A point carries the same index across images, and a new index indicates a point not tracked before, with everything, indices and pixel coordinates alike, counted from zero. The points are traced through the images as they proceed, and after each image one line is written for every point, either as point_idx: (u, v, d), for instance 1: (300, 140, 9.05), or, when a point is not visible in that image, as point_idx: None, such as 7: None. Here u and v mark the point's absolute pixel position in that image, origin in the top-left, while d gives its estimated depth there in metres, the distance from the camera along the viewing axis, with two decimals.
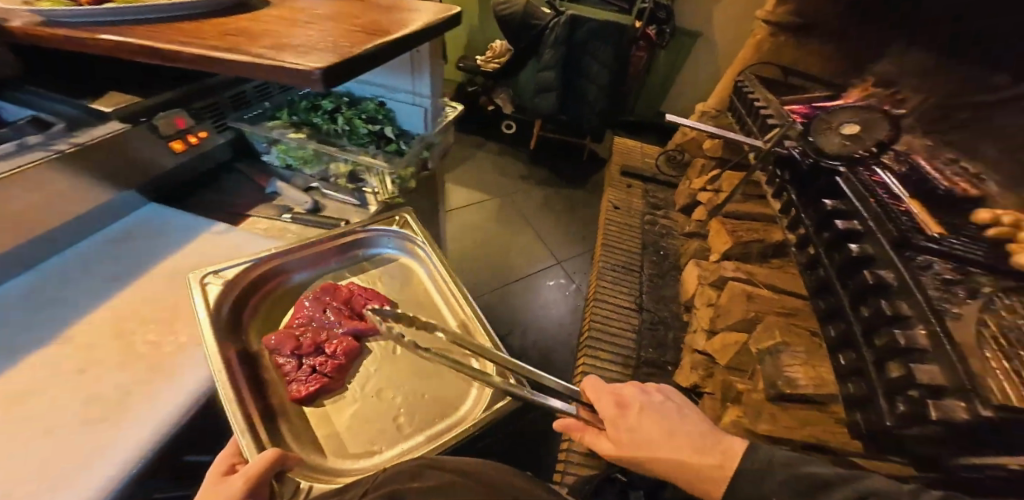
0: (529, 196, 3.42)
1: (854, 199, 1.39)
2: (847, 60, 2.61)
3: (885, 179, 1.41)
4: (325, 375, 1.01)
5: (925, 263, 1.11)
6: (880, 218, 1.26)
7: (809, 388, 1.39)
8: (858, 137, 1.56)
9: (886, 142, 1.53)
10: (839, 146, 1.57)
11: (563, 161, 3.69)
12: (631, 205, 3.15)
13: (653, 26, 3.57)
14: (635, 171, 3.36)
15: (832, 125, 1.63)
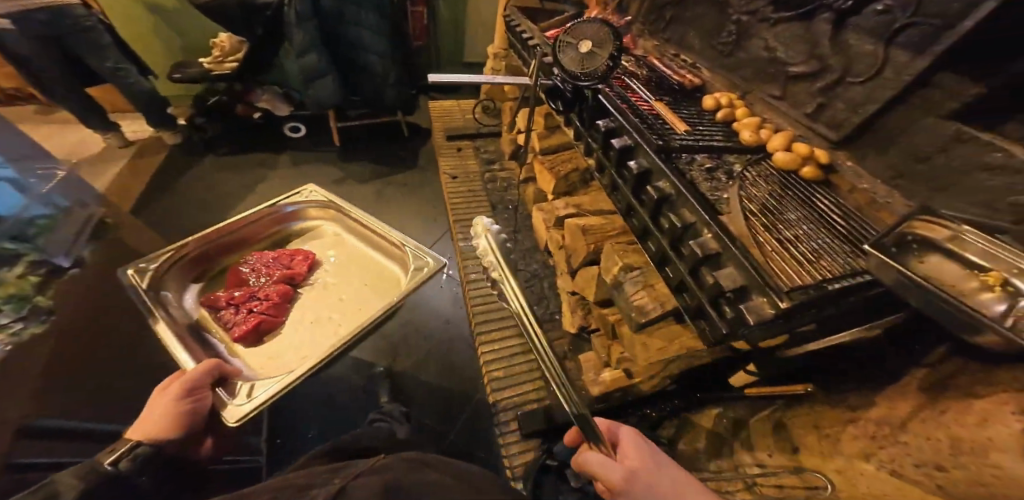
0: (355, 194, 2.85)
1: (624, 116, 1.57)
2: None
3: (632, 85, 1.77)
4: (271, 311, 1.40)
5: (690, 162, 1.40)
6: (648, 127, 1.50)
7: (655, 307, 1.55)
8: (592, 53, 1.50)
9: (616, 46, 1.47)
10: (580, 64, 1.52)
11: (379, 144, 3.22)
12: (468, 169, 2.98)
13: None
14: (460, 131, 3.13)
15: (573, 39, 1.54)
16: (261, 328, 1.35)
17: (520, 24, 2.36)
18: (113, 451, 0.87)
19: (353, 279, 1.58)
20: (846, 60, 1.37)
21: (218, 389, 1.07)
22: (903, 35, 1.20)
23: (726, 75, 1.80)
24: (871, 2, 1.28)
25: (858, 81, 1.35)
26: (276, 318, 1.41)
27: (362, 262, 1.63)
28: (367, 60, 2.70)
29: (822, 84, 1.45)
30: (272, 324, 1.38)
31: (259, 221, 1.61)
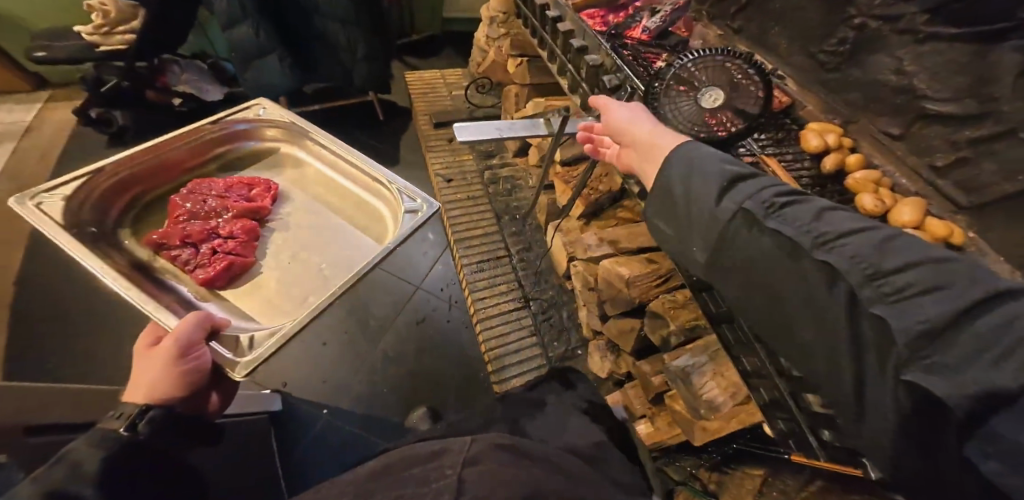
0: None
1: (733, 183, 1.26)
2: None
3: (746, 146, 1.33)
4: (242, 251, 1.28)
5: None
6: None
7: (726, 399, 1.35)
8: (716, 109, 1.17)
9: (749, 107, 1.18)
10: (695, 122, 1.18)
11: (348, 130, 2.57)
12: (465, 169, 2.54)
13: None
14: (450, 117, 2.58)
15: (681, 87, 1.22)
16: (233, 267, 1.24)
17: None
18: (121, 414, 0.79)
19: (335, 207, 1.43)
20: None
21: (208, 342, 1.01)
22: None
23: (823, 95, 1.38)
24: None
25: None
26: (249, 258, 1.29)
27: (336, 192, 1.45)
28: (328, 31, 1.99)
29: (973, 134, 1.03)
30: (245, 264, 1.27)
31: (202, 139, 1.41)
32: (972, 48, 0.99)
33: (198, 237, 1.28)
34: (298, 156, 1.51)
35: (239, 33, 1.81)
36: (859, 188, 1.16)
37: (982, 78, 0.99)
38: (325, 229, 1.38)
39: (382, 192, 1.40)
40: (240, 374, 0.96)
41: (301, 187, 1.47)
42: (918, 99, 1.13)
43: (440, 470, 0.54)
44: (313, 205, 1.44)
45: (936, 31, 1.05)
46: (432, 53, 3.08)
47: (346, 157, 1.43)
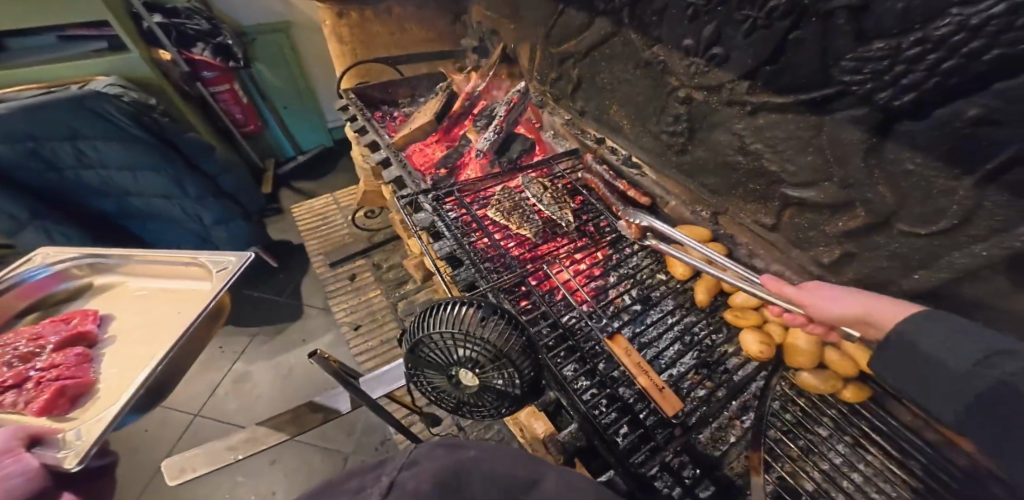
0: (199, 387, 1.88)
1: (594, 382, 1.04)
2: (447, 25, 2.11)
3: (625, 297, 1.20)
4: (75, 372, 0.82)
5: (720, 452, 0.98)
6: (623, 409, 0.99)
7: None
8: (562, 302, 1.18)
9: (597, 284, 1.22)
10: (564, 327, 1.12)
11: (239, 290, 2.25)
12: (368, 298, 2.08)
13: (205, 47, 2.09)
14: (344, 248, 2.28)
15: (528, 301, 1.16)
16: (69, 395, 0.79)
17: (369, 137, 1.68)
18: None
19: (136, 300, 0.99)
20: (896, 195, 0.72)
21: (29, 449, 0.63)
22: (1013, 171, 0.57)
23: (692, 190, 1.20)
24: (926, 108, 0.62)
25: (913, 231, 0.73)
26: (89, 379, 0.83)
27: (141, 293, 1.01)
28: (151, 206, 1.81)
29: (842, 225, 0.85)
30: (86, 383, 0.82)
31: None
32: (808, 120, 0.80)
33: (19, 377, 0.82)
34: (105, 285, 1.03)
35: (30, 238, 1.58)
36: (741, 322, 1.06)
37: (831, 158, 0.79)
38: (142, 316, 0.95)
39: (168, 259, 1.01)
40: (78, 460, 0.65)
41: (111, 300, 1.00)
42: (774, 184, 0.94)
43: (380, 475, 0.44)
44: (138, 308, 0.97)
45: (763, 102, 0.87)
46: (325, 173, 2.85)
47: (143, 262, 1.02)
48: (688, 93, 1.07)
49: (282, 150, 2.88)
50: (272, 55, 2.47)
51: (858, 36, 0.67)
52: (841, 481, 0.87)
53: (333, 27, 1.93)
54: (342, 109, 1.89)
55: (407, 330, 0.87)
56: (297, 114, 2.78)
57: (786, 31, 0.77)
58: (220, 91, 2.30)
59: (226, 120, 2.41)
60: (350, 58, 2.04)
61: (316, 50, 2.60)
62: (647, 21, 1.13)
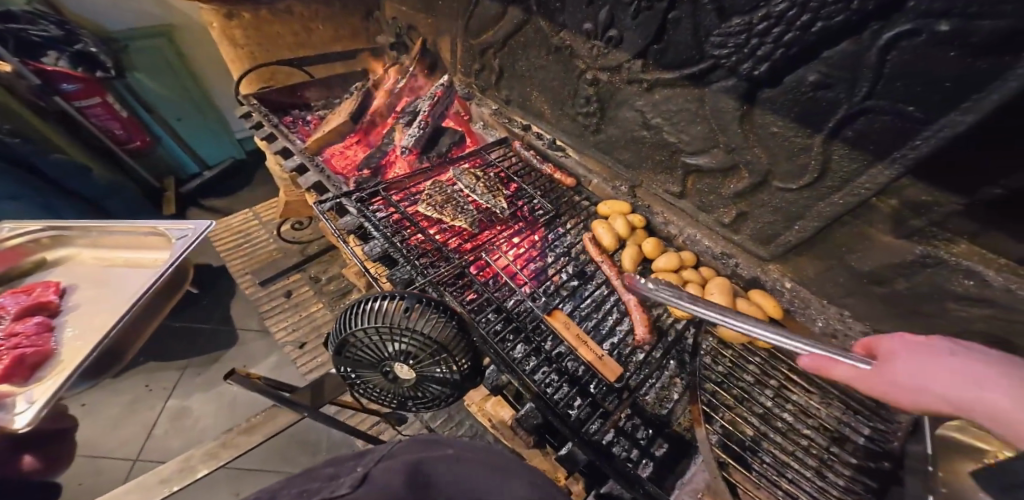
0: (124, 434, 1.70)
1: (541, 360, 1.07)
2: (359, 21, 2.04)
3: (562, 275, 1.25)
4: (34, 341, 0.85)
5: (667, 410, 1.06)
6: (572, 381, 1.05)
7: None
8: (502, 286, 1.20)
9: (535, 265, 1.26)
10: (509, 310, 1.14)
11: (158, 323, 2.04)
12: (312, 312, 1.99)
13: (60, 56, 1.84)
14: (278, 263, 2.15)
15: (471, 291, 1.17)
16: (27, 363, 0.81)
17: (279, 145, 1.59)
18: None
19: (99, 271, 1.03)
20: (769, 156, 0.81)
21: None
22: (850, 127, 0.66)
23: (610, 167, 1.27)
24: (779, 76, 0.71)
25: (787, 188, 0.83)
26: (49, 347, 0.87)
27: (102, 265, 1.04)
28: None
29: (733, 187, 0.93)
30: (44, 352, 0.85)
31: None
32: (693, 93, 0.88)
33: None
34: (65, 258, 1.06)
35: None
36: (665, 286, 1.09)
37: (715, 126, 0.87)
38: (105, 286, 0.99)
39: (127, 231, 1.04)
40: (27, 423, 0.74)
41: (73, 271, 1.03)
42: (675, 154, 1.01)
43: (356, 466, 0.48)
44: (100, 278, 1.02)
45: (656, 78, 0.93)
46: (238, 188, 2.67)
47: (104, 234, 1.05)
48: (593, 75, 1.12)
49: (183, 167, 2.62)
50: (154, 62, 2.24)
51: (720, 13, 0.74)
52: (774, 421, 0.99)
53: (222, 29, 1.77)
54: (244, 117, 1.74)
55: (333, 332, 0.85)
56: (193, 125, 2.56)
57: (665, 12, 0.84)
58: (89, 105, 2.03)
59: (104, 137, 2.14)
60: (248, 61, 1.90)
61: (208, 55, 2.40)
62: (551, 7, 1.16)
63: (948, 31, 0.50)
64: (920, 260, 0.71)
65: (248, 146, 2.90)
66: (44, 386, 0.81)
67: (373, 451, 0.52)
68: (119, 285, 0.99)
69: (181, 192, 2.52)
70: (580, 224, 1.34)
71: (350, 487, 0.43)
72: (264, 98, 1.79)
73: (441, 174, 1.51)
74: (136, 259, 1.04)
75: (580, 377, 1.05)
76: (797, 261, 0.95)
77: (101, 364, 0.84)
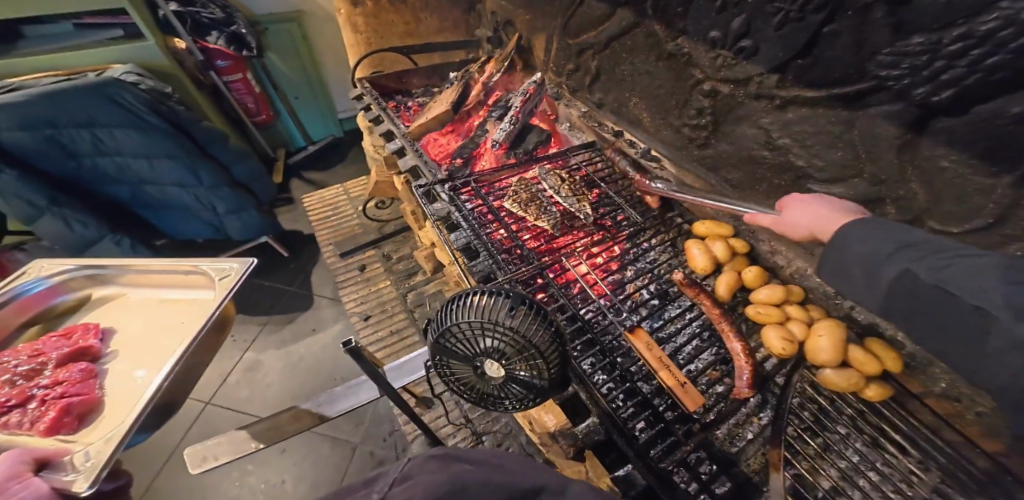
0: (210, 376, 1.89)
1: (614, 376, 1.05)
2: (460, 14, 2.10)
3: (644, 292, 1.21)
4: (82, 387, 0.90)
5: (738, 449, 0.96)
6: (642, 403, 1.01)
7: None
8: (581, 293, 1.19)
9: (618, 278, 1.23)
10: (587, 320, 1.14)
11: (247, 279, 2.25)
12: (380, 288, 2.09)
13: (220, 34, 2.06)
14: (355, 239, 2.29)
15: (548, 295, 1.16)
16: (76, 412, 0.87)
17: (384, 127, 1.67)
18: None
19: (138, 313, 1.08)
20: (929, 192, 0.72)
21: (41, 474, 0.71)
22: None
23: (710, 184, 1.20)
24: (966, 104, 0.62)
25: (944, 229, 0.73)
26: (95, 393, 0.92)
27: (150, 303, 1.11)
28: (162, 195, 1.80)
29: (869, 222, 0.84)
30: (89, 400, 0.89)
31: None
32: (839, 115, 0.80)
33: (24, 397, 0.88)
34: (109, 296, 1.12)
35: (45, 225, 1.59)
36: (764, 319, 1.02)
37: (862, 154, 0.79)
38: (153, 328, 1.05)
39: (169, 271, 1.10)
40: (89, 482, 0.71)
41: (116, 310, 1.09)
42: (799, 179, 0.94)
43: (371, 491, 0.46)
44: (139, 320, 1.07)
45: (792, 96, 0.87)
46: (336, 163, 2.85)
47: (143, 273, 1.11)
48: (711, 86, 1.07)
49: (291, 141, 2.86)
50: (285, 47, 2.48)
51: (897, 29, 0.66)
52: (858, 479, 0.88)
53: (347, 15, 1.94)
54: (356, 98, 1.88)
55: (433, 321, 0.88)
56: (306, 104, 2.76)
57: (820, 25, 0.77)
58: (233, 80, 2.26)
59: (241, 111, 2.39)
60: (364, 47, 2.04)
61: (329, 43, 2.63)
62: (672, 12, 1.12)
63: None
64: None
65: (346, 126, 3.09)
66: (97, 443, 0.78)
67: (375, 476, 0.49)
68: (167, 328, 1.04)
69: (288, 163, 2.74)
70: (667, 242, 1.29)
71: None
72: (375, 83, 1.92)
73: (526, 172, 1.52)
74: (178, 298, 1.10)
75: (649, 399, 1.02)
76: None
77: (153, 416, 0.87)
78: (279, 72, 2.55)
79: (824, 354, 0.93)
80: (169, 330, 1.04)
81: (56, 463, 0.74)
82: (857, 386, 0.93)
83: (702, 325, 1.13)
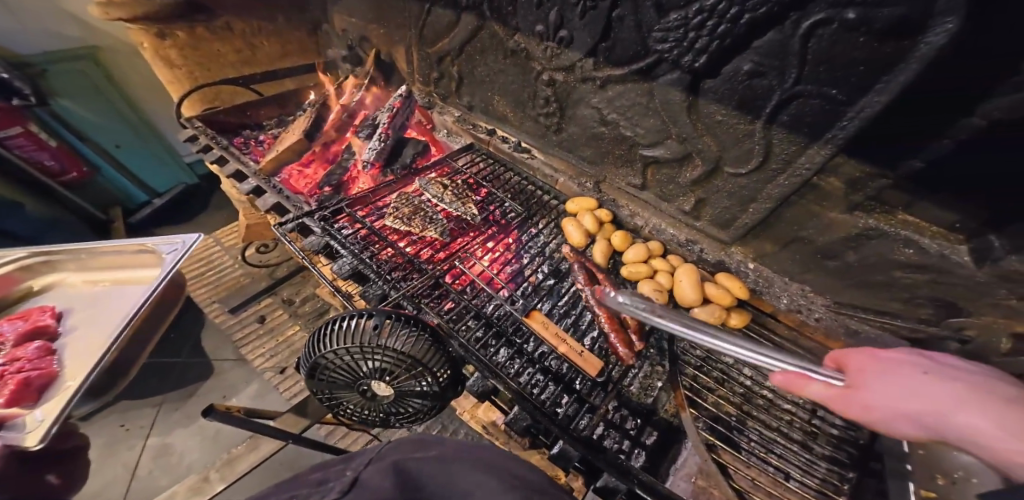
0: (100, 481, 1.61)
1: (526, 362, 1.07)
2: (298, 34, 2.04)
3: (539, 275, 1.26)
4: (38, 365, 0.79)
5: (653, 398, 1.05)
6: (556, 379, 1.05)
7: None
8: (472, 289, 1.21)
9: (512, 266, 1.27)
10: (491, 315, 1.15)
11: None
12: (287, 337, 1.94)
13: None
14: (249, 291, 2.10)
15: (450, 303, 1.16)
16: (36, 386, 0.76)
17: (233, 168, 1.56)
18: None
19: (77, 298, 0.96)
20: (717, 143, 0.84)
21: None
22: (784, 112, 0.70)
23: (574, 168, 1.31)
24: (718, 66, 0.73)
25: (737, 173, 0.86)
26: (53, 369, 0.80)
27: (97, 286, 0.98)
28: None
29: (690, 176, 0.97)
30: (49, 374, 0.79)
31: None
32: (642, 87, 0.90)
33: None
34: (52, 284, 0.99)
35: None
36: (637, 276, 1.12)
37: (666, 118, 0.89)
38: (105, 306, 0.94)
39: (114, 251, 0.97)
40: (38, 438, 0.65)
41: (61, 297, 0.97)
42: (634, 147, 1.04)
43: (344, 471, 0.48)
44: (86, 303, 0.95)
45: (608, 75, 0.96)
46: (197, 211, 2.71)
47: (93, 257, 0.98)
48: (550, 75, 1.14)
49: (128, 197, 2.54)
50: (83, 90, 2.15)
51: (658, 8, 0.76)
52: (756, 399, 1.03)
53: (154, 50, 1.70)
54: (189, 140, 1.68)
55: (307, 353, 0.85)
56: (134, 152, 2.47)
57: (609, 10, 0.86)
58: (10, 136, 1.89)
59: (36, 171, 2.04)
60: (188, 82, 1.85)
61: (146, 82, 2.37)
62: (504, 11, 1.18)
63: (856, 18, 0.55)
64: (867, 234, 0.75)
65: (199, 171, 2.86)
66: (51, 405, 0.73)
67: (357, 454, 0.52)
68: (112, 307, 0.93)
69: (131, 223, 2.48)
70: (551, 222, 1.36)
71: (341, 493, 0.43)
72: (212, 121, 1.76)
73: (407, 185, 1.51)
74: (134, 275, 0.98)
75: (565, 377, 1.05)
76: (757, 242, 0.99)
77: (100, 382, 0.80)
78: (83, 120, 2.21)
79: (687, 292, 1.03)
80: (121, 304, 0.94)
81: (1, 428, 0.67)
82: (721, 317, 1.01)
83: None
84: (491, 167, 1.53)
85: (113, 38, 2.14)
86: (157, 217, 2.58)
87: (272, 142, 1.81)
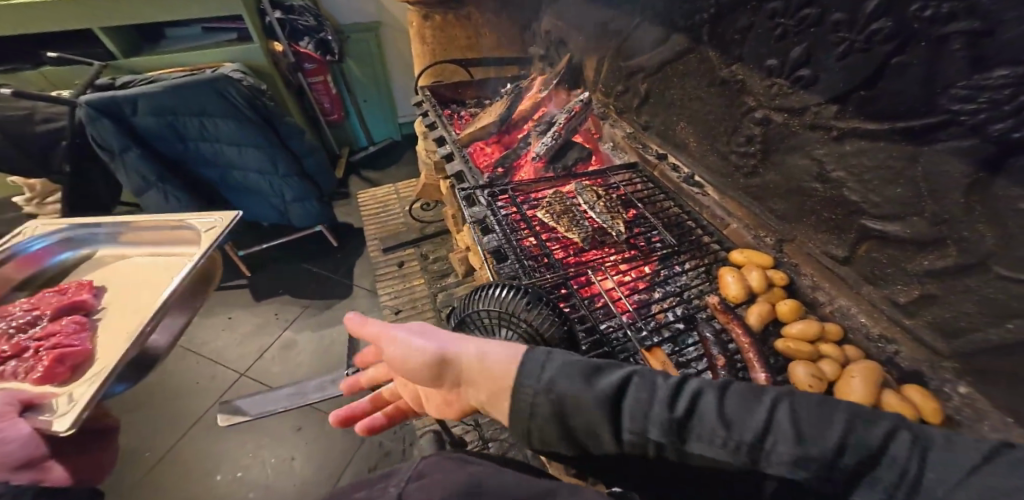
0: (254, 344, 2.04)
1: None
2: (515, 30, 2.26)
3: (671, 311, 1.15)
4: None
5: None
6: None
7: None
8: (592, 296, 1.17)
9: (645, 290, 1.19)
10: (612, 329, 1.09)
11: (300, 264, 2.43)
12: (414, 287, 2.16)
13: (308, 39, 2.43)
14: (401, 237, 2.41)
15: (570, 305, 1.14)
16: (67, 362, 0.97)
17: (438, 133, 1.82)
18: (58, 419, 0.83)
19: (144, 274, 1.23)
20: (998, 236, 0.69)
21: (26, 413, 0.83)
22: None
23: (756, 215, 1.20)
24: None
25: (1015, 277, 0.68)
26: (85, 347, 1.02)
27: (154, 264, 1.26)
28: (246, 180, 2.02)
29: (927, 263, 0.81)
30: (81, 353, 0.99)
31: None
32: (903, 149, 0.79)
33: (18, 348, 1.00)
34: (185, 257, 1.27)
35: (152, 199, 1.84)
36: (794, 354, 0.95)
37: (923, 191, 0.77)
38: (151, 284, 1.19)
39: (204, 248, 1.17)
40: (69, 423, 0.82)
41: (142, 277, 1.22)
42: (853, 214, 0.92)
43: (388, 486, 0.49)
44: (129, 283, 1.21)
45: (851, 127, 0.86)
46: (388, 162, 3.15)
47: (146, 230, 1.28)
48: (765, 114, 1.06)
49: (356, 140, 3.22)
50: (362, 54, 2.83)
51: (976, 63, 0.64)
52: None
53: (417, 28, 2.18)
54: (417, 104, 2.10)
55: (458, 308, 0.94)
56: (373, 108, 3.11)
57: (887, 56, 0.76)
58: (316, 82, 2.62)
59: (316, 109, 2.75)
60: (428, 58, 2.27)
61: (399, 55, 2.94)
62: (727, 39, 1.12)
63: None
64: None
65: (406, 130, 3.39)
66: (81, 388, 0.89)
67: (397, 470, 0.52)
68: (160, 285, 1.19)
69: (351, 160, 3.08)
70: (701, 267, 1.23)
71: None
72: (434, 89, 2.12)
73: (562, 186, 1.55)
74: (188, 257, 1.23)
75: None
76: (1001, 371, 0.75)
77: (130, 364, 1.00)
78: (352, 74, 2.89)
79: (854, 395, 0.82)
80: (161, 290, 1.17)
81: (40, 405, 0.85)
82: None
83: (734, 354, 1.01)
84: (650, 191, 1.46)
85: (393, 19, 2.75)
86: (366, 159, 3.14)
87: (471, 119, 2.04)
